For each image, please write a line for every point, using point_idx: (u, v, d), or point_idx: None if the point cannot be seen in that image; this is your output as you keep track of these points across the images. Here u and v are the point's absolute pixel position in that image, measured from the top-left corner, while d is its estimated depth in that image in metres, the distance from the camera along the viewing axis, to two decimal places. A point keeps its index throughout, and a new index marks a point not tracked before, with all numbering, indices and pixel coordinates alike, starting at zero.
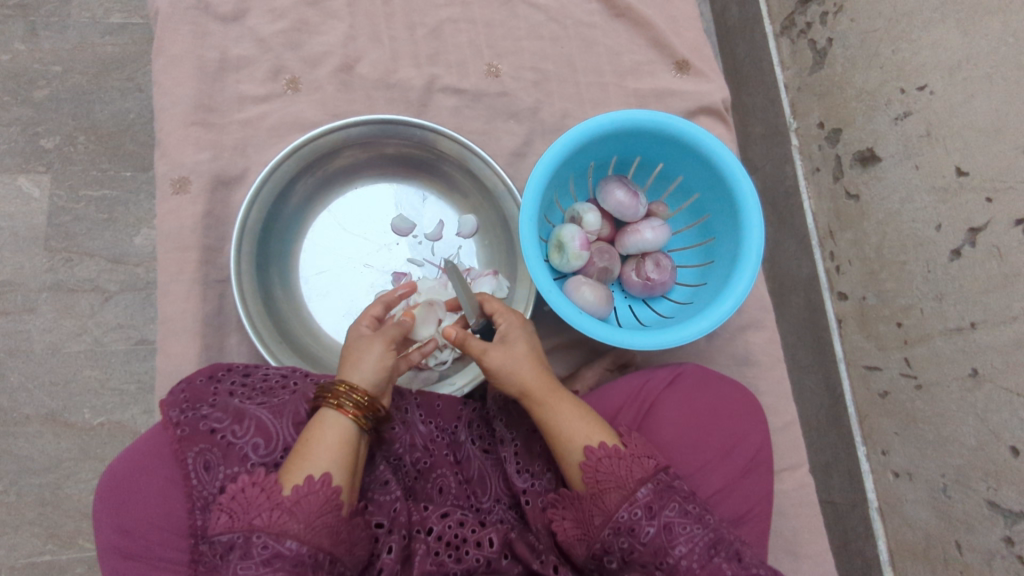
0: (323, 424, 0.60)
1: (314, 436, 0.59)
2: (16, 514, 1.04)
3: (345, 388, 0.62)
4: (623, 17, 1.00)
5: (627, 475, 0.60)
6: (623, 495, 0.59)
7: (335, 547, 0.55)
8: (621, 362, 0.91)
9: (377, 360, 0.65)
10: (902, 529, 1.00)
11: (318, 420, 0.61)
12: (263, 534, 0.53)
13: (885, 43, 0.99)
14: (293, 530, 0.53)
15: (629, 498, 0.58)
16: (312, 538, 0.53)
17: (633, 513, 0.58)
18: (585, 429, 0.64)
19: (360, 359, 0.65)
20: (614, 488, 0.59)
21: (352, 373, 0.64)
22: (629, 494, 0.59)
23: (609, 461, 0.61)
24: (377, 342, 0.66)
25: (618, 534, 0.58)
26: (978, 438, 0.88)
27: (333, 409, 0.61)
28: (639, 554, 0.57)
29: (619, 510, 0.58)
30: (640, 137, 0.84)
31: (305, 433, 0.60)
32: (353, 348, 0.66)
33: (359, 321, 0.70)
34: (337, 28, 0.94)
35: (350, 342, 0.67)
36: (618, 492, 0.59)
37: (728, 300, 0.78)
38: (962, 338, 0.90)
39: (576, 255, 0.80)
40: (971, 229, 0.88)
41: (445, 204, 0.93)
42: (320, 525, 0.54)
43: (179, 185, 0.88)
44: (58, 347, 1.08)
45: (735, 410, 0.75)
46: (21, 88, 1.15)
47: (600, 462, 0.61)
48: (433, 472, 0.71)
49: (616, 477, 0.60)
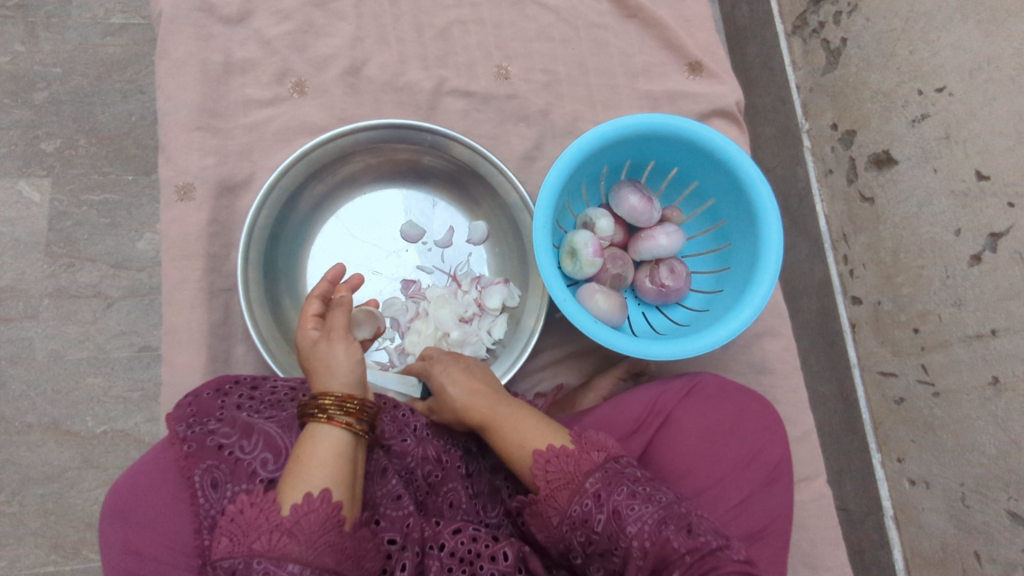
0: (316, 439, 0.58)
1: (312, 451, 0.57)
2: (19, 525, 1.03)
3: (332, 400, 0.59)
4: (635, 18, 0.98)
5: (575, 470, 0.59)
6: (574, 490, 0.58)
7: (340, 565, 0.53)
8: (634, 371, 0.87)
9: (342, 363, 0.62)
10: (918, 537, 0.99)
11: (312, 435, 0.59)
12: (263, 560, 0.51)
13: (902, 43, 0.98)
14: (294, 553, 0.51)
15: (578, 491, 0.58)
16: (314, 559, 0.52)
17: (584, 505, 0.57)
18: (523, 434, 0.65)
19: (331, 365, 0.62)
20: (564, 486, 0.59)
21: (328, 381, 0.62)
22: (578, 487, 0.58)
23: (558, 460, 0.60)
24: (331, 347, 0.63)
25: (574, 529, 0.58)
26: (999, 447, 0.86)
27: (325, 424, 0.59)
28: (597, 544, 0.57)
29: (570, 506, 0.58)
30: (654, 141, 0.82)
31: (298, 449, 0.58)
32: (316, 355, 0.63)
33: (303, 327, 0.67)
34: (343, 29, 0.92)
35: (308, 349, 0.64)
36: (568, 488, 0.58)
37: (746, 309, 0.76)
38: (983, 345, 0.88)
39: (590, 261, 0.79)
40: (993, 234, 0.87)
41: (455, 211, 0.91)
42: (322, 545, 0.52)
43: (184, 191, 0.86)
44: (60, 355, 1.07)
45: (749, 420, 0.73)
46: (22, 90, 1.13)
47: (549, 463, 0.60)
48: (444, 486, 0.70)
49: (566, 474, 0.59)
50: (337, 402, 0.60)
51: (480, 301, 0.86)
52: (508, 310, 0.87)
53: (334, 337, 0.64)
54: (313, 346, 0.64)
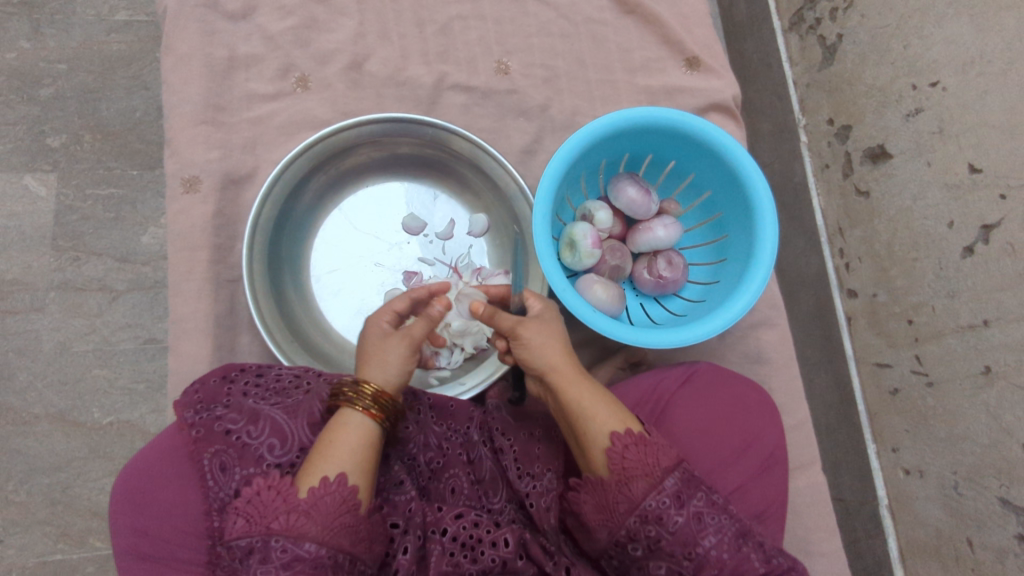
0: (346, 427, 0.61)
1: (337, 437, 0.60)
2: (26, 514, 1.04)
3: (370, 392, 0.62)
4: (633, 14, 0.99)
5: (654, 463, 0.59)
6: (651, 484, 0.58)
7: (354, 547, 0.56)
8: (632, 360, 0.90)
9: (396, 363, 0.65)
10: (912, 526, 1.00)
11: (341, 422, 0.61)
12: (281, 538, 0.53)
13: (896, 38, 0.99)
14: (311, 533, 0.54)
15: (657, 486, 0.58)
16: (330, 539, 0.54)
17: (662, 501, 0.58)
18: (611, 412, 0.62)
19: (385, 360, 0.65)
20: (641, 476, 0.58)
21: (374, 372, 0.65)
22: (657, 482, 0.58)
23: (636, 448, 0.59)
24: (400, 344, 0.65)
25: (644, 522, 0.58)
26: (991, 436, 0.88)
27: (356, 411, 0.62)
28: (667, 543, 0.57)
29: (646, 499, 0.58)
30: (653, 134, 0.83)
31: (325, 434, 0.61)
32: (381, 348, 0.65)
33: (380, 316, 0.68)
34: (346, 25, 0.93)
35: (376, 338, 0.66)
36: (646, 480, 0.58)
37: (741, 299, 0.78)
38: (975, 335, 0.90)
39: (589, 253, 0.80)
40: (985, 226, 0.88)
41: (456, 203, 0.92)
42: (338, 526, 0.55)
43: (190, 184, 0.87)
44: (67, 347, 1.08)
45: (748, 409, 0.74)
46: (27, 86, 1.14)
47: (626, 449, 0.59)
48: (446, 472, 0.73)
49: (644, 465, 0.59)
50: (374, 394, 0.62)
51: None
52: None
53: (404, 338, 0.66)
54: (382, 337, 0.66)
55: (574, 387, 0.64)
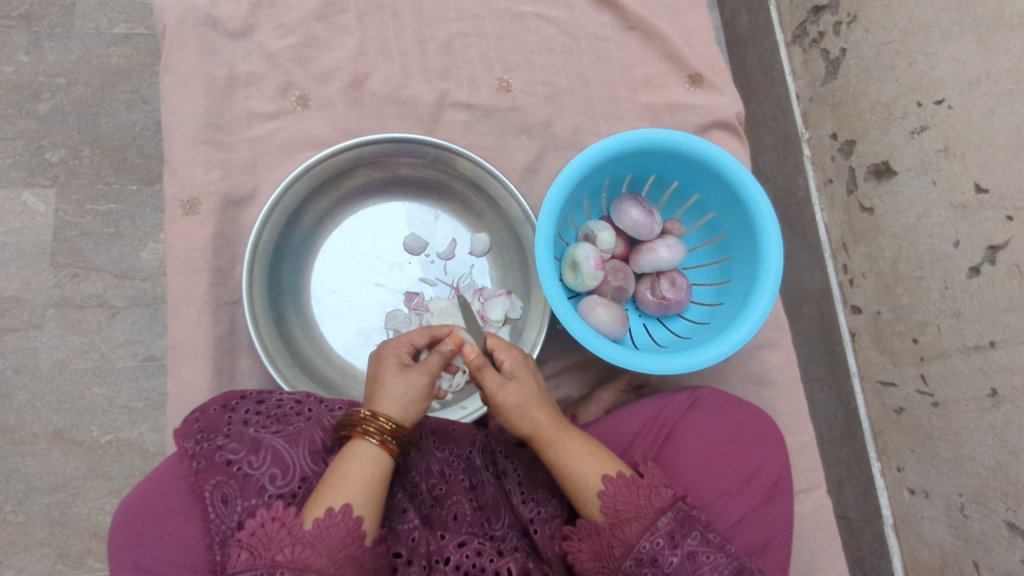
0: (358, 457, 0.61)
1: (349, 467, 0.60)
2: (24, 534, 1.03)
3: (389, 428, 0.62)
4: (636, 30, 0.98)
5: (646, 505, 0.62)
6: (645, 525, 0.61)
7: None
8: (636, 383, 0.89)
9: (414, 397, 0.65)
10: (917, 546, 0.99)
11: (353, 451, 0.61)
12: (285, 570, 0.52)
13: (900, 54, 0.98)
14: (315, 564, 0.53)
15: (650, 527, 0.61)
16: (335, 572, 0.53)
17: (656, 542, 0.60)
18: (598, 463, 0.65)
19: (403, 395, 0.65)
20: (635, 518, 0.61)
21: (391, 407, 0.64)
22: (651, 523, 0.61)
23: (628, 490, 0.63)
24: (421, 377, 0.66)
25: (640, 565, 0.60)
26: (997, 458, 0.87)
27: (370, 442, 0.61)
28: None
29: (641, 540, 0.60)
30: (656, 156, 0.82)
31: (338, 463, 0.61)
32: (400, 380, 0.65)
33: (398, 347, 0.68)
34: (346, 43, 0.92)
35: (393, 370, 0.66)
36: (639, 521, 0.61)
37: (747, 323, 0.77)
38: (981, 356, 0.89)
39: (591, 274, 0.79)
40: (991, 246, 0.87)
41: (457, 222, 0.91)
42: (342, 558, 0.54)
43: (189, 206, 0.86)
44: (65, 365, 1.07)
45: (753, 436, 0.74)
46: (26, 101, 1.14)
47: (619, 491, 0.63)
48: (448, 499, 0.72)
49: (637, 507, 0.62)
50: (393, 428, 0.62)
51: (482, 313, 0.86)
52: (511, 321, 0.87)
53: (422, 372, 0.66)
54: (402, 367, 0.66)
55: (559, 441, 0.66)
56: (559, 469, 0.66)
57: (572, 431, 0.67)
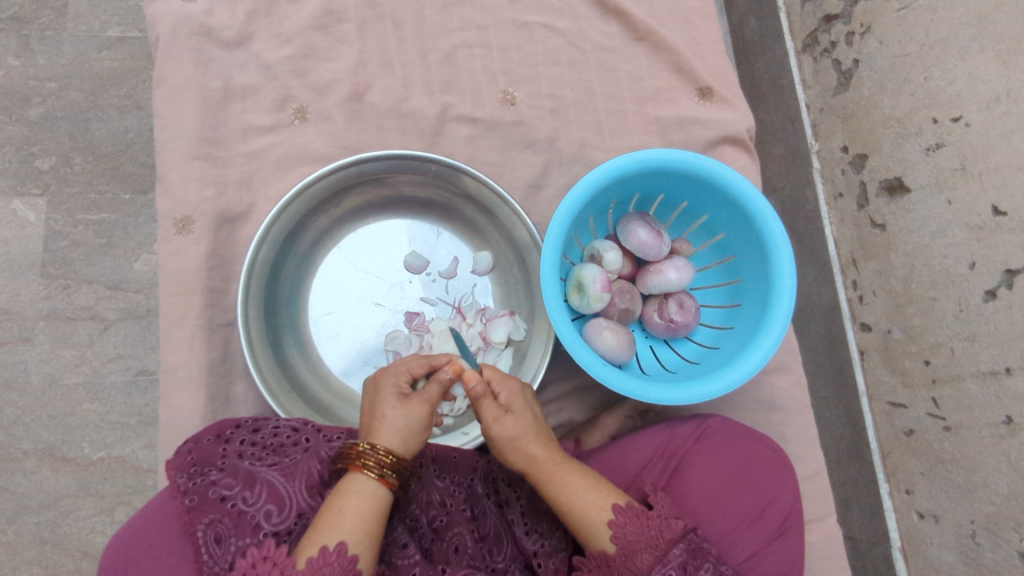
0: (353, 492, 0.58)
1: (346, 502, 0.57)
2: (14, 554, 1.01)
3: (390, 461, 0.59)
4: (644, 41, 0.96)
5: (657, 535, 0.60)
6: (656, 557, 0.59)
7: None
8: (641, 409, 0.87)
9: (415, 429, 0.63)
10: (926, 571, 0.98)
11: (351, 485, 0.58)
12: None
13: (916, 69, 0.96)
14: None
15: (662, 559, 0.58)
16: None
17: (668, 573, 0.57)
18: (601, 496, 0.62)
19: (404, 426, 0.62)
20: (646, 549, 0.59)
21: (391, 440, 0.61)
22: (662, 555, 0.59)
23: (638, 520, 0.61)
24: (422, 407, 0.63)
25: None
26: (1011, 487, 0.85)
27: (367, 475, 0.58)
28: None
29: (652, 572, 0.58)
30: (665, 176, 0.80)
31: (334, 498, 0.58)
32: (401, 412, 0.62)
33: (397, 375, 0.65)
34: (346, 54, 0.89)
35: (392, 401, 0.63)
36: (650, 553, 0.59)
37: (759, 350, 0.75)
38: (996, 382, 0.87)
39: (598, 297, 0.77)
40: (1009, 270, 0.85)
41: (460, 240, 0.89)
42: None
43: (182, 225, 0.84)
44: (56, 380, 1.05)
45: (765, 468, 0.72)
46: (16, 106, 1.11)
47: (628, 522, 0.61)
48: (449, 531, 0.69)
49: (647, 537, 0.60)
50: (394, 462, 0.60)
51: (485, 334, 0.84)
52: (514, 343, 0.85)
53: (422, 402, 0.63)
54: (401, 397, 0.63)
55: (559, 475, 0.64)
56: (560, 504, 0.63)
57: (572, 464, 0.64)
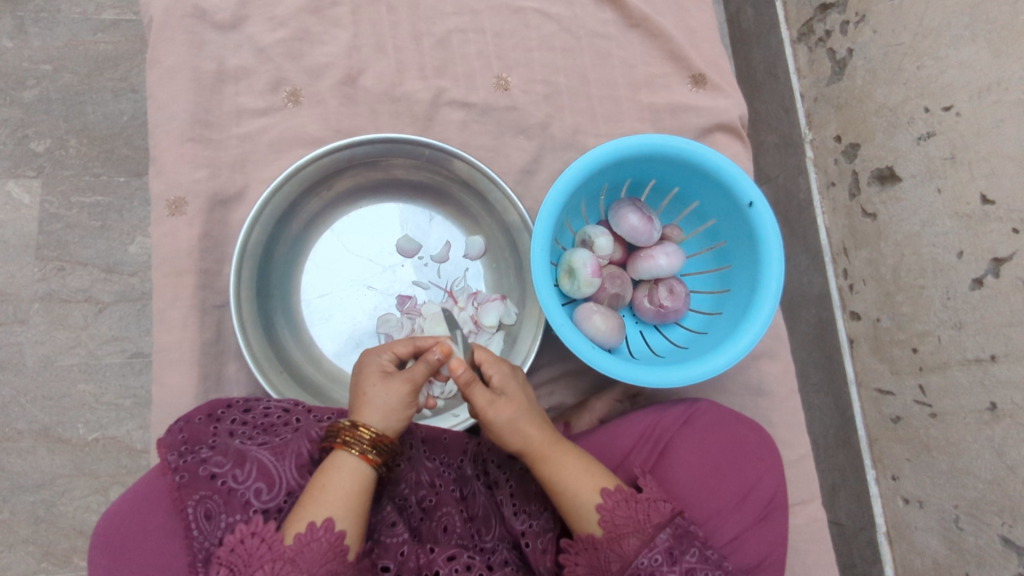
0: (339, 469, 0.58)
1: (330, 479, 0.58)
2: (9, 532, 1.02)
3: (367, 437, 0.60)
4: (638, 27, 0.96)
5: (644, 520, 0.61)
6: (643, 541, 0.59)
7: None
8: (630, 393, 0.88)
9: (396, 408, 0.63)
10: (910, 556, 0.99)
11: (334, 463, 0.59)
12: None
13: (909, 58, 0.96)
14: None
15: (648, 543, 0.59)
16: None
17: (654, 558, 0.58)
18: (594, 478, 0.64)
19: (384, 404, 0.62)
20: (632, 532, 0.60)
21: (372, 416, 0.62)
22: (649, 539, 0.59)
23: (626, 504, 0.62)
24: (403, 386, 0.63)
25: None
26: (994, 473, 0.86)
27: (351, 453, 0.59)
28: None
29: (639, 556, 0.58)
30: (656, 161, 0.80)
31: (318, 476, 0.58)
32: (380, 390, 0.63)
33: (381, 356, 0.66)
34: (339, 38, 0.90)
35: (374, 378, 0.63)
36: (637, 536, 0.60)
37: (746, 336, 0.75)
38: (981, 370, 0.88)
39: (588, 281, 0.77)
40: (996, 258, 0.86)
41: (452, 225, 0.89)
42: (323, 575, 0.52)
43: (175, 206, 0.84)
44: (51, 361, 1.06)
45: (750, 454, 0.73)
46: (11, 88, 1.11)
47: (616, 506, 0.61)
48: (438, 511, 0.70)
49: (635, 522, 0.61)
50: (372, 437, 0.60)
51: (477, 317, 0.85)
52: (506, 326, 0.85)
53: (404, 381, 0.63)
54: (383, 375, 0.64)
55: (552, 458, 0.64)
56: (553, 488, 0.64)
57: (567, 446, 0.65)
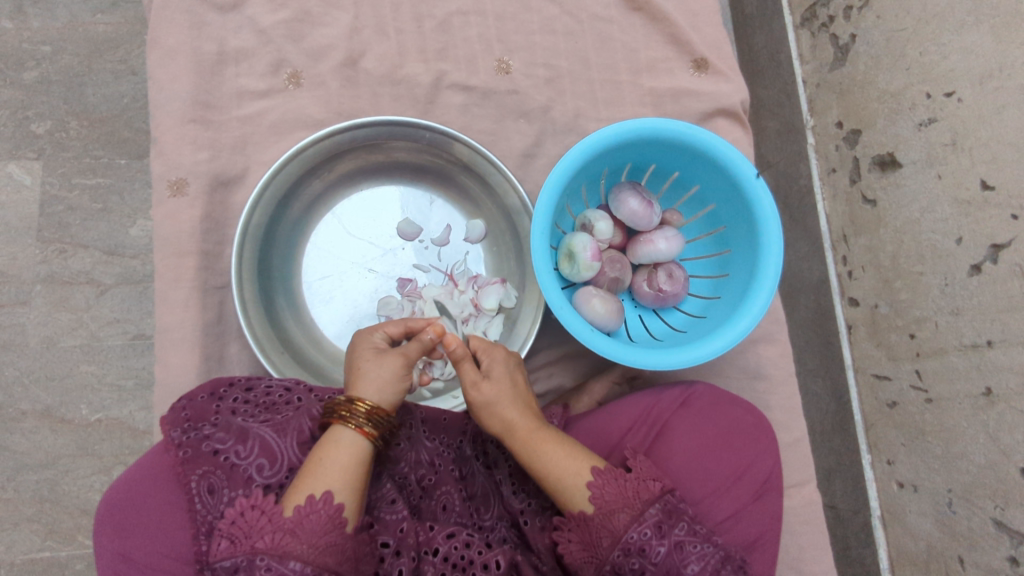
0: (338, 444, 0.59)
1: (326, 453, 0.58)
2: (14, 510, 1.03)
3: (362, 408, 0.61)
4: (641, 11, 0.95)
5: (633, 496, 0.61)
6: (632, 516, 0.60)
7: (341, 566, 0.54)
8: (629, 375, 0.89)
9: (391, 380, 0.64)
10: (903, 539, 1.00)
11: (332, 438, 0.60)
12: (265, 557, 0.52)
13: (912, 43, 0.96)
14: (296, 551, 0.52)
15: (638, 518, 0.60)
16: (316, 558, 0.52)
17: (643, 533, 0.59)
18: (579, 463, 0.64)
19: (378, 377, 0.64)
20: (622, 509, 0.61)
21: (366, 390, 0.63)
22: (639, 514, 0.60)
23: (615, 482, 0.62)
24: (397, 360, 0.65)
25: (628, 555, 0.59)
26: (988, 457, 0.88)
27: (348, 427, 0.60)
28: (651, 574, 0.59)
29: (629, 531, 0.59)
30: (656, 146, 0.80)
31: (315, 450, 0.59)
32: (374, 363, 0.64)
33: (374, 336, 0.68)
34: (340, 19, 0.89)
35: (370, 354, 0.65)
36: (626, 512, 0.60)
37: (744, 319, 0.76)
38: (977, 355, 0.89)
39: (588, 265, 0.78)
40: (994, 245, 0.86)
41: (452, 208, 0.89)
42: (323, 545, 0.53)
43: (176, 187, 0.84)
44: (54, 342, 1.06)
45: (745, 433, 0.74)
46: (11, 69, 1.10)
47: (606, 484, 0.62)
48: (437, 489, 0.70)
49: (624, 498, 0.61)
50: (368, 410, 0.61)
51: (477, 301, 0.85)
52: (505, 310, 0.85)
53: (397, 356, 0.65)
54: (377, 352, 0.66)
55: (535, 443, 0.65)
56: (539, 473, 0.64)
57: (551, 432, 0.66)
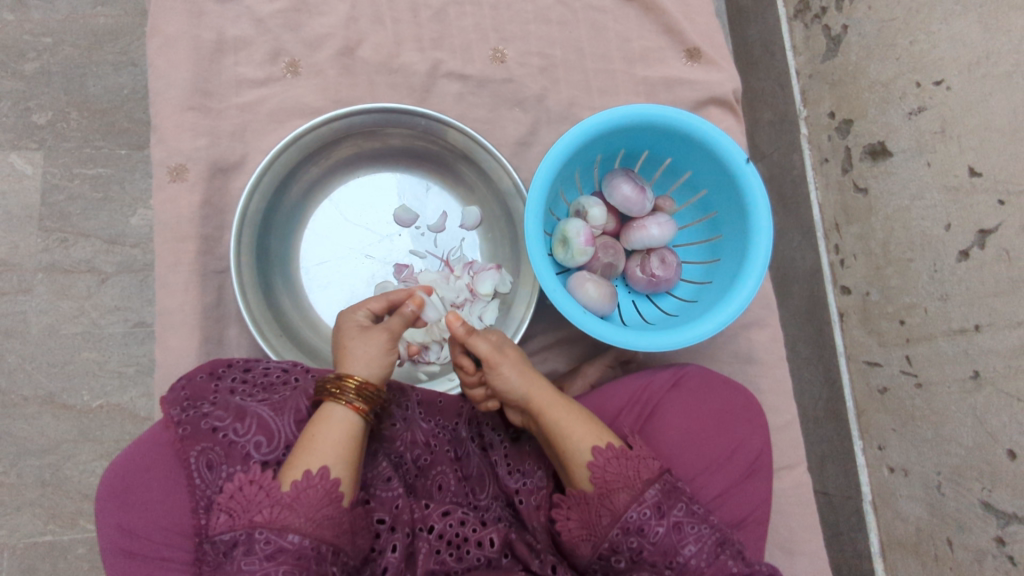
0: (330, 420, 0.60)
1: (319, 430, 0.60)
2: (16, 495, 1.05)
3: (351, 383, 0.62)
4: (634, 1, 0.97)
5: (634, 476, 0.62)
6: (632, 496, 0.61)
7: (337, 539, 0.55)
8: (622, 359, 0.90)
9: (377, 356, 0.66)
10: (893, 522, 1.02)
11: (323, 416, 0.61)
12: (264, 530, 0.53)
13: (901, 32, 0.97)
14: (294, 524, 0.54)
15: (637, 498, 0.61)
16: (314, 530, 0.54)
17: (642, 513, 0.60)
18: (590, 425, 0.66)
19: (363, 353, 0.65)
20: (623, 488, 0.61)
21: (354, 367, 0.64)
22: (638, 494, 0.61)
23: (616, 461, 0.62)
24: (381, 335, 0.66)
25: (626, 534, 0.60)
26: (975, 439, 0.89)
27: (340, 405, 0.61)
28: (649, 553, 0.60)
29: (629, 510, 0.60)
30: (650, 132, 0.82)
31: (309, 427, 0.61)
32: (357, 340, 0.66)
33: (356, 314, 0.69)
34: (337, 9, 0.91)
35: (352, 332, 0.66)
36: (627, 492, 0.61)
37: (734, 302, 0.77)
38: (966, 340, 0.90)
39: (581, 251, 0.79)
40: (981, 230, 0.88)
41: (448, 195, 0.91)
42: (321, 518, 0.54)
43: (177, 173, 0.86)
44: (55, 329, 1.08)
45: (735, 415, 0.75)
46: (12, 60, 1.12)
47: (607, 463, 0.62)
48: (433, 469, 0.72)
49: (624, 477, 0.62)
50: (358, 386, 0.63)
51: (471, 286, 0.85)
52: (500, 295, 0.87)
53: (384, 332, 0.67)
54: (361, 330, 0.67)
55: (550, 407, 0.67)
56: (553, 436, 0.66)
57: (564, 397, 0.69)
